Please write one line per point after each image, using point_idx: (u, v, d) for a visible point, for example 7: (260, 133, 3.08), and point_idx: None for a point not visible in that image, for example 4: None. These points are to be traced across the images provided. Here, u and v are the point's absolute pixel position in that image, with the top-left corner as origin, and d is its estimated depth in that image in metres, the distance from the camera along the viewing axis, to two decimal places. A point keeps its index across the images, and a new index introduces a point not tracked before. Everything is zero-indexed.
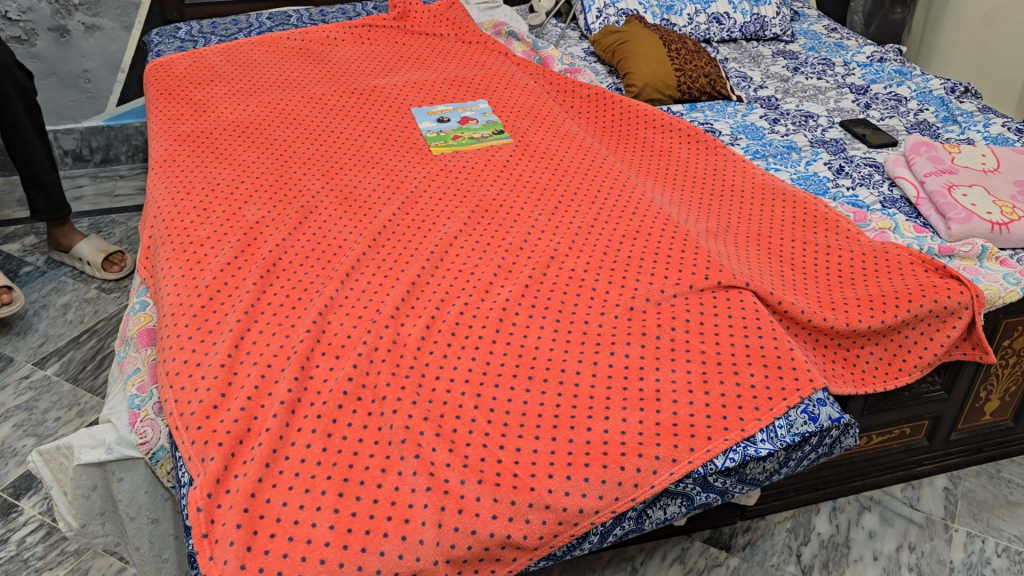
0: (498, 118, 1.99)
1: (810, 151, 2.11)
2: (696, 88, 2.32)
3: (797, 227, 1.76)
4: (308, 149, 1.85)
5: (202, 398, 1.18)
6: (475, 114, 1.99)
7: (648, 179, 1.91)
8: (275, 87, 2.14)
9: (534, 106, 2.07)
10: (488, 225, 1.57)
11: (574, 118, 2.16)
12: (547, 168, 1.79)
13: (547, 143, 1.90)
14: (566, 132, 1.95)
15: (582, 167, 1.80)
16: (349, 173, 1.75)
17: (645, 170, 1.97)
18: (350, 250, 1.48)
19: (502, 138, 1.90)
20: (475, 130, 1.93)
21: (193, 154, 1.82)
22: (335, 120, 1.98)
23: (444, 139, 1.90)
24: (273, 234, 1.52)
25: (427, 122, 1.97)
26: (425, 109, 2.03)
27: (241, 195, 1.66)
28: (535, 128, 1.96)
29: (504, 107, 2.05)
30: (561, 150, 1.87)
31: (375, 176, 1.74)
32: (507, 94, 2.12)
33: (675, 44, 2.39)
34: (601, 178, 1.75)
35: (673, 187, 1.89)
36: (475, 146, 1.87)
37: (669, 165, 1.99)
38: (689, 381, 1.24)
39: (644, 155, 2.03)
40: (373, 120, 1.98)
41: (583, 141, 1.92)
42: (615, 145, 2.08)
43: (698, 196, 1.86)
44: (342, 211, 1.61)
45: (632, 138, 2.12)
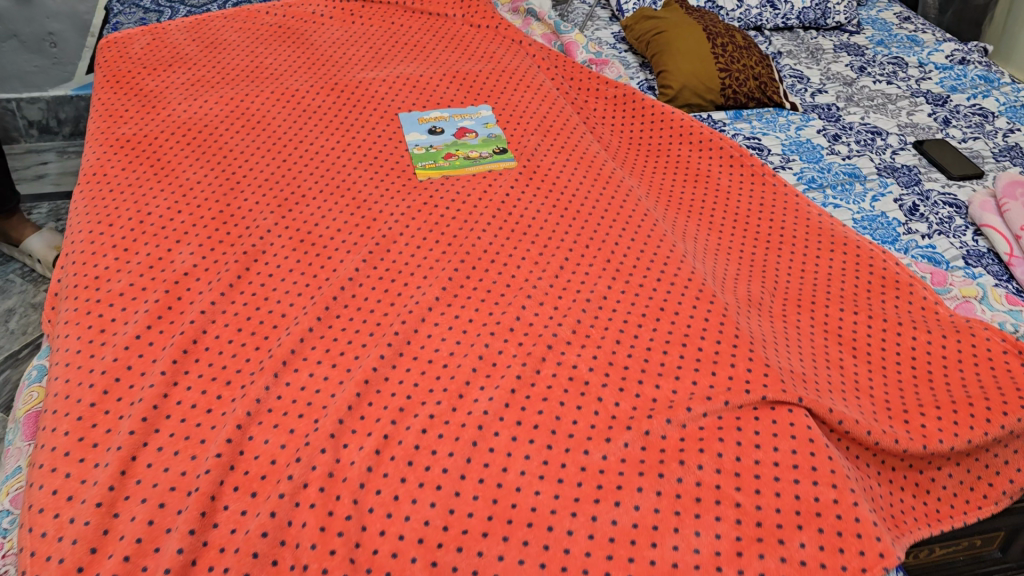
0: (502, 131, 1.65)
1: (877, 181, 1.76)
2: (742, 92, 1.95)
3: (859, 295, 1.42)
4: (268, 163, 1.53)
5: (62, 557, 0.88)
6: (475, 126, 1.66)
7: (680, 217, 1.58)
8: (243, 75, 1.80)
9: (547, 115, 1.73)
10: (473, 291, 1.25)
11: (595, 128, 1.82)
12: (555, 206, 1.45)
13: (559, 168, 1.56)
14: (583, 153, 1.61)
15: (598, 206, 1.46)
16: (311, 202, 1.43)
17: (677, 203, 1.63)
18: (294, 324, 1.16)
19: (506, 161, 1.56)
20: (472, 148, 1.60)
21: (130, 165, 1.51)
22: (306, 124, 1.65)
23: (433, 158, 1.56)
24: (202, 293, 1.22)
25: (416, 133, 1.63)
26: (415, 114, 1.69)
27: (175, 229, 1.35)
28: (546, 146, 1.62)
29: (511, 116, 1.71)
30: (574, 180, 1.53)
31: (343, 209, 1.42)
32: (515, 98, 1.78)
33: (721, 37, 2.01)
34: (621, 223, 1.42)
35: (708, 230, 1.55)
36: (470, 171, 1.54)
37: (705, 198, 1.65)
38: (717, 552, 0.91)
39: (677, 180, 1.69)
40: (352, 126, 1.65)
41: (603, 165, 1.58)
42: (642, 166, 1.73)
43: (739, 244, 1.52)
44: (295, 259, 1.29)
45: (664, 157, 1.77)
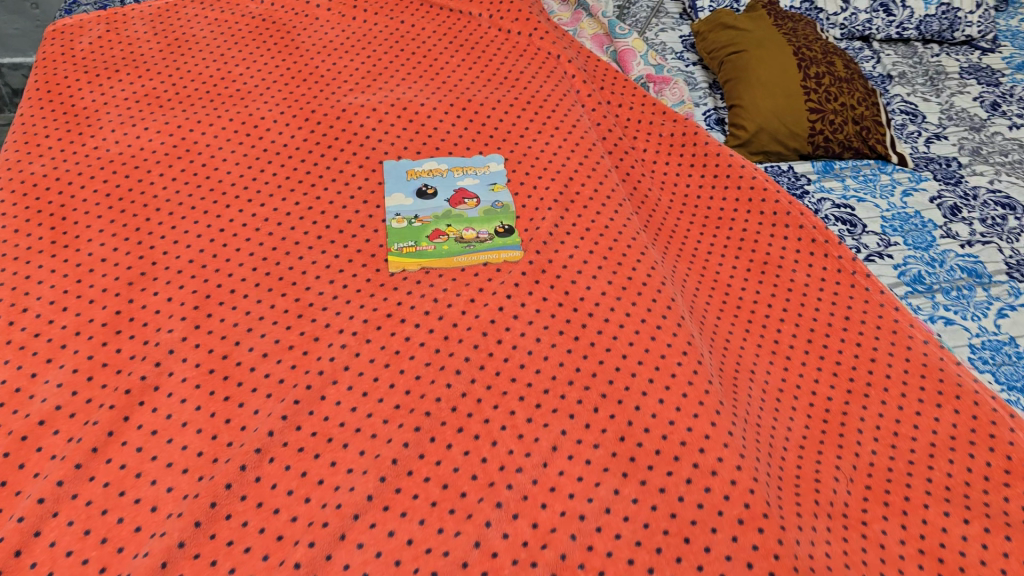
0: (513, 201, 1.27)
1: (1007, 286, 1.32)
2: (837, 140, 1.50)
3: (972, 490, 1.02)
4: (199, 232, 1.19)
5: None
6: (477, 189, 1.28)
7: (733, 339, 1.19)
8: (203, 90, 1.44)
9: (574, 171, 1.33)
10: (424, 486, 0.90)
11: (637, 184, 1.41)
12: (562, 331, 1.08)
13: (576, 264, 1.18)
14: (612, 238, 1.22)
15: (621, 334, 1.08)
16: (239, 305, 1.09)
17: (732, 313, 1.23)
18: (162, 532, 0.84)
19: (511, 251, 1.18)
20: (468, 226, 1.22)
21: (25, 224, 1.18)
22: (262, 172, 1.29)
23: (414, 239, 1.19)
24: (52, 463, 0.90)
25: (399, 194, 1.26)
26: (404, 162, 1.32)
27: (51, 339, 1.02)
28: (565, 225, 1.24)
29: (527, 173, 1.32)
30: (594, 285, 1.15)
31: (276, 321, 1.07)
32: (537, 143, 1.38)
33: (816, 64, 1.54)
34: (647, 368, 1.04)
35: (769, 362, 1.17)
36: (459, 263, 1.16)
37: (772, 305, 1.25)
38: None
39: (736, 273, 1.30)
40: (319, 179, 1.28)
41: (637, 261, 1.19)
42: (693, 247, 1.34)
43: (809, 389, 1.14)
44: (194, 407, 0.96)
45: (724, 233, 1.37)
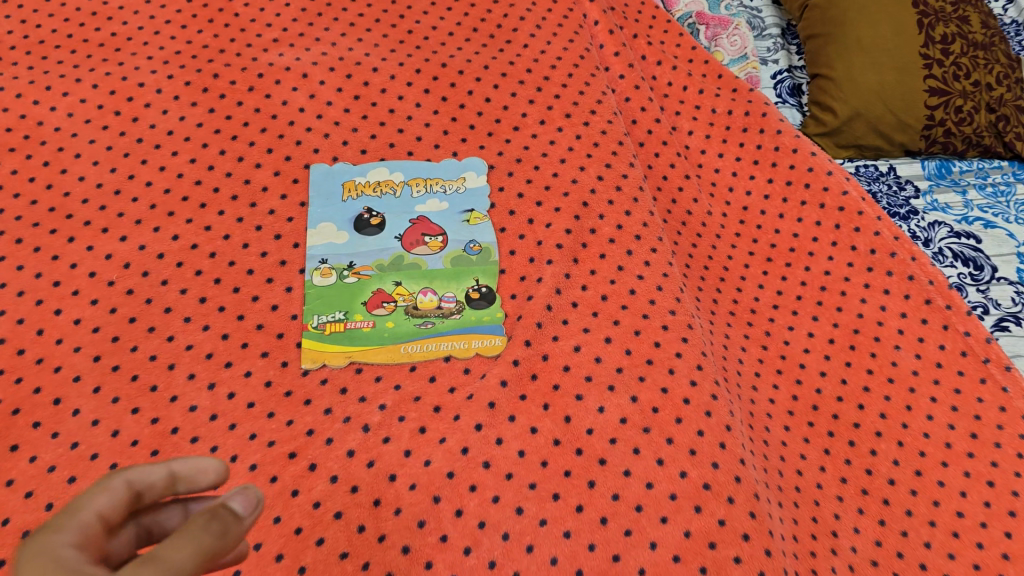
0: (497, 242, 0.86)
1: None
2: (964, 135, 1.06)
3: None
4: (23, 288, 0.79)
5: None
6: (445, 220, 0.87)
7: (806, 471, 0.83)
8: (65, 32, 0.99)
9: (591, 191, 0.90)
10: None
11: (678, 195, 1.00)
12: (558, 494, 0.71)
13: (585, 363, 0.78)
14: (641, 313, 0.82)
15: (647, 500, 0.71)
16: (63, 432, 0.70)
17: (803, 423, 0.87)
18: None
19: (487, 336, 0.79)
20: (426, 287, 0.82)
21: None
22: (130, 180, 0.87)
23: (344, 308, 0.80)
24: None
25: (329, 226, 0.86)
26: (344, 168, 0.90)
27: None
28: (572, 289, 0.83)
29: (521, 194, 0.90)
30: (610, 404, 0.76)
31: (116, 463, 0.69)
32: (539, 141, 0.94)
33: (943, 22, 1.07)
34: (687, 569, 0.68)
35: (857, 512, 0.81)
36: (407, 356, 0.77)
37: (862, 408, 0.87)
38: None
39: (813, 351, 0.92)
40: (213, 196, 0.87)
41: (675, 355, 0.80)
42: (751, 300, 0.95)
43: (915, 563, 0.77)
44: None
45: (796, 278, 0.97)
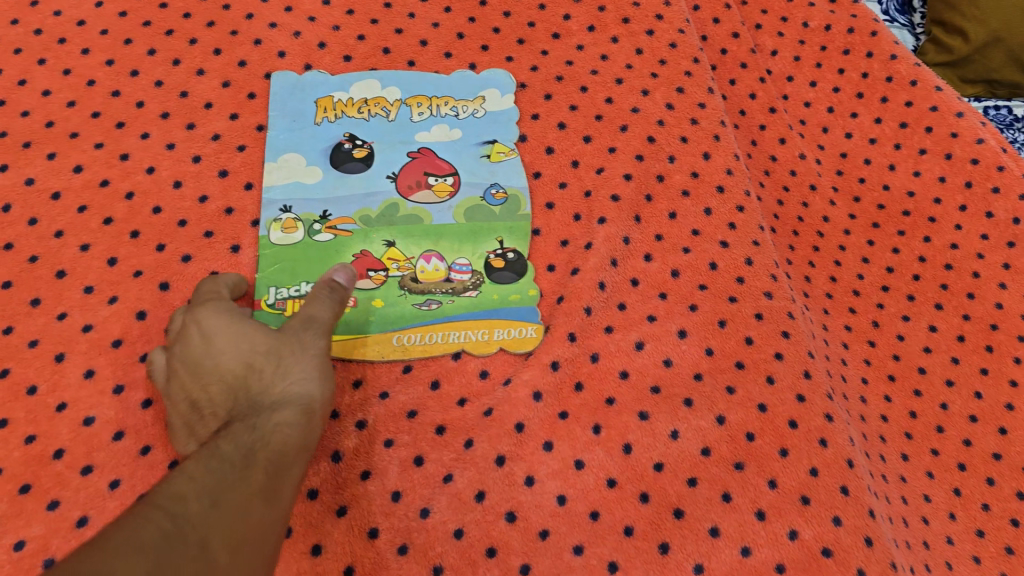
0: (528, 188, 0.62)
1: None
2: None
3: None
4: None
5: None
6: (456, 155, 0.63)
7: (933, 519, 0.62)
8: None
9: (658, 123, 0.67)
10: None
11: (758, 134, 0.78)
12: (616, 562, 0.49)
13: (650, 369, 0.56)
14: (727, 296, 0.60)
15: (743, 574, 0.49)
16: None
17: (925, 450, 0.65)
18: None
19: (515, 324, 0.57)
20: (429, 250, 0.59)
21: None
22: (22, 88, 0.64)
23: (313, 277, 0.57)
24: None
25: (296, 159, 0.62)
26: (318, 79, 0.66)
27: None
28: (632, 260, 0.60)
29: (563, 125, 0.66)
30: (686, 427, 0.54)
31: None
32: (587, 54, 0.70)
33: None
34: None
35: None
36: (402, 351, 0.55)
37: (1005, 434, 0.65)
38: None
39: (936, 349, 0.69)
40: (137, 114, 0.63)
41: (774, 357, 0.57)
42: (853, 278, 0.72)
43: None
44: None
45: (911, 252, 0.74)
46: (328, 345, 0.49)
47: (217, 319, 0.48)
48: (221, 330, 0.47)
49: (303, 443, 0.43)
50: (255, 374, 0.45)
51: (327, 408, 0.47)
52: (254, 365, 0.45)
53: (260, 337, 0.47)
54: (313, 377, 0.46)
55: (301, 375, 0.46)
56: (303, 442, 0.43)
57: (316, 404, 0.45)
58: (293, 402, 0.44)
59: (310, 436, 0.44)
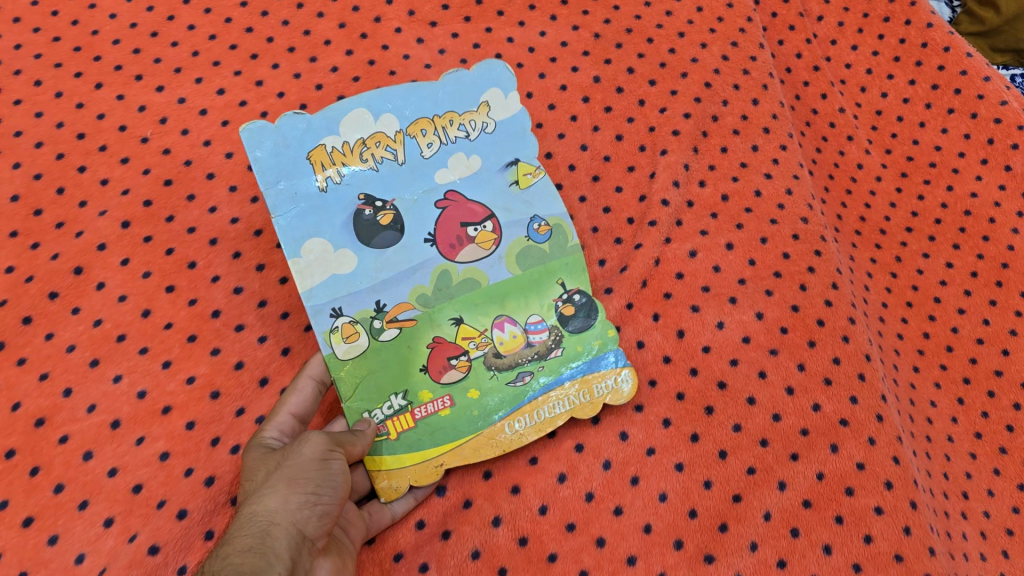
0: (567, 214, 0.64)
1: None
2: None
3: None
4: (41, 137, 0.67)
5: None
6: (487, 194, 0.63)
7: (937, 420, 0.71)
8: None
9: (714, 72, 0.77)
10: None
11: (804, 91, 0.88)
12: (669, 419, 0.60)
13: (702, 272, 0.66)
14: (768, 218, 0.70)
15: (773, 435, 0.60)
16: (84, 308, 0.60)
17: (935, 365, 0.74)
18: None
19: (606, 375, 0.59)
20: (499, 315, 0.60)
21: None
22: (169, 22, 0.74)
23: (397, 386, 0.57)
24: None
25: (323, 244, 0.58)
26: (299, 125, 0.60)
27: None
28: (690, 185, 0.71)
29: (632, 70, 0.76)
30: (731, 320, 0.64)
31: (147, 348, 0.59)
32: (653, 10, 0.80)
33: None
34: (819, 518, 0.57)
35: (993, 474, 0.69)
36: (518, 437, 0.57)
37: (1007, 355, 0.74)
38: None
39: (952, 281, 0.79)
40: (268, 47, 0.74)
41: (807, 270, 0.68)
42: (881, 219, 0.82)
43: None
44: None
45: (935, 199, 0.84)
46: (302, 453, 0.48)
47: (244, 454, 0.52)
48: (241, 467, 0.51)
49: (261, 562, 0.42)
50: (244, 506, 0.47)
51: (307, 511, 0.46)
52: (248, 497, 0.48)
53: (257, 469, 0.49)
54: (280, 492, 0.46)
55: (272, 491, 0.46)
56: (258, 557, 0.42)
57: (283, 517, 0.45)
58: (253, 520, 0.45)
59: (274, 549, 0.43)
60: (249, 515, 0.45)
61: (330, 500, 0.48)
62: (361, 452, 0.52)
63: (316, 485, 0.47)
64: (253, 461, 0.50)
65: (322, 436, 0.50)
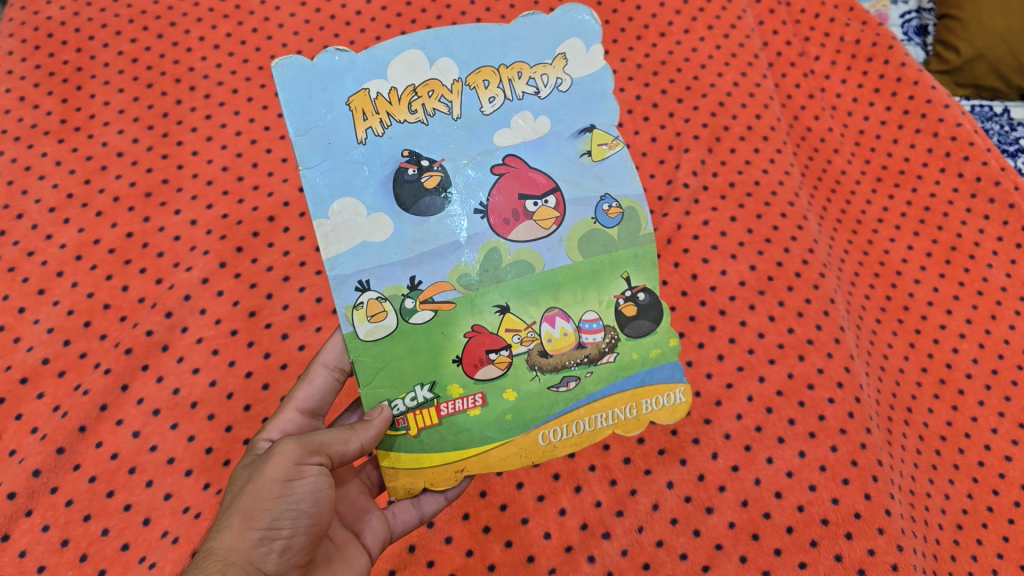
0: (643, 197, 0.63)
1: None
2: None
3: None
4: (239, 129, 0.94)
5: None
6: (550, 164, 0.62)
7: (892, 357, 0.93)
8: None
9: (727, 94, 1.02)
10: (482, 539, 0.72)
11: (800, 113, 1.13)
12: (684, 332, 0.85)
13: (712, 235, 0.91)
14: (763, 201, 0.94)
15: (759, 346, 0.83)
16: (276, 243, 0.86)
17: (894, 318, 0.96)
18: (152, 562, 0.67)
19: (661, 391, 0.62)
20: (551, 309, 0.61)
21: (33, 90, 0.95)
22: (325, 49, 1.01)
23: (424, 377, 0.59)
24: (30, 441, 0.73)
25: (357, 205, 0.59)
26: (340, 65, 0.60)
27: (45, 263, 0.83)
28: (705, 175, 0.96)
29: (665, 91, 1.03)
30: (731, 269, 0.89)
31: (320, 271, 0.85)
32: (683, 47, 1.07)
33: None
34: (787, 402, 0.80)
35: (933, 397, 0.90)
36: (553, 447, 0.60)
37: (950, 313, 0.96)
38: None
39: (913, 258, 1.01)
40: None
41: (791, 239, 0.91)
42: (858, 212, 1.05)
43: (981, 443, 0.87)
44: (213, 380, 0.77)
45: (903, 198, 1.07)
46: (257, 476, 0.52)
47: (240, 464, 0.58)
48: (233, 475, 0.57)
49: None
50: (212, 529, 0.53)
51: (263, 546, 0.51)
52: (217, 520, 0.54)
53: (233, 489, 0.55)
54: (234, 529, 0.51)
55: (227, 523, 0.51)
56: None
57: (237, 555, 0.50)
58: (207, 556, 0.50)
59: None
60: (205, 553, 0.50)
61: (290, 533, 0.51)
62: (357, 449, 0.55)
63: (273, 518, 0.51)
64: (235, 483, 0.55)
65: (294, 450, 0.53)
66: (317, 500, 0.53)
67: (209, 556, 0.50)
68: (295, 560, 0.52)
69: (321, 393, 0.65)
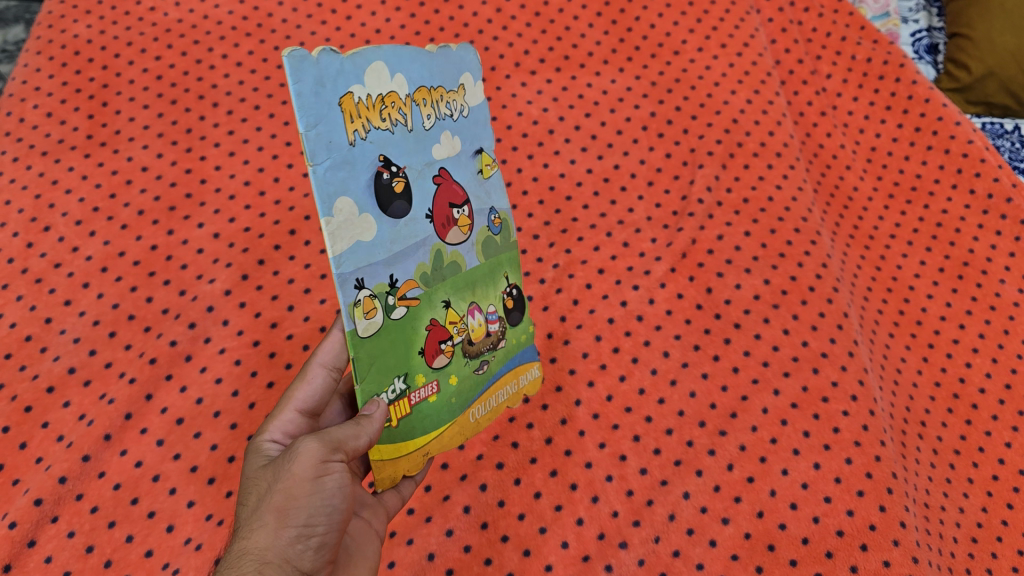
0: (510, 210, 0.68)
1: None
2: None
3: None
4: (261, 144, 0.96)
5: None
6: (464, 176, 0.63)
7: (905, 371, 0.93)
8: None
9: (739, 112, 1.04)
10: (500, 548, 0.73)
11: (812, 130, 1.14)
12: (698, 345, 0.86)
13: (726, 250, 0.93)
14: (776, 216, 0.95)
15: (773, 359, 0.84)
16: (297, 256, 0.88)
17: (907, 333, 0.97)
18: (175, 569, 0.68)
19: (524, 370, 0.70)
20: (471, 303, 0.64)
21: (60, 106, 0.97)
22: None
23: (400, 369, 0.58)
24: (57, 449, 0.74)
25: (350, 205, 0.54)
26: (333, 65, 0.53)
27: (72, 274, 0.85)
28: (719, 190, 0.98)
29: (678, 108, 1.05)
30: (746, 283, 0.90)
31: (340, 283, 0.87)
32: (696, 65, 1.08)
33: None
34: (802, 414, 0.80)
35: (947, 411, 0.91)
36: (476, 424, 0.65)
37: (962, 328, 0.97)
38: None
39: (925, 273, 1.02)
40: None
41: (804, 254, 0.92)
42: (871, 228, 1.06)
43: (994, 457, 0.87)
44: (236, 390, 0.79)
45: (914, 214, 1.08)
46: (286, 474, 0.53)
47: (254, 464, 0.58)
48: (250, 473, 0.57)
49: None
50: (238, 527, 0.53)
51: (299, 544, 0.52)
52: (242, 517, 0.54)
53: (255, 487, 0.55)
54: (268, 529, 0.51)
55: (258, 521, 0.52)
56: None
57: (274, 554, 0.51)
58: (243, 556, 0.50)
59: None
60: (239, 553, 0.51)
61: (323, 530, 0.53)
62: (368, 443, 0.55)
63: (307, 515, 0.52)
64: (256, 482, 0.55)
65: (318, 448, 0.53)
66: (344, 495, 0.54)
67: (245, 556, 0.50)
68: (328, 555, 0.53)
69: (316, 388, 0.64)
